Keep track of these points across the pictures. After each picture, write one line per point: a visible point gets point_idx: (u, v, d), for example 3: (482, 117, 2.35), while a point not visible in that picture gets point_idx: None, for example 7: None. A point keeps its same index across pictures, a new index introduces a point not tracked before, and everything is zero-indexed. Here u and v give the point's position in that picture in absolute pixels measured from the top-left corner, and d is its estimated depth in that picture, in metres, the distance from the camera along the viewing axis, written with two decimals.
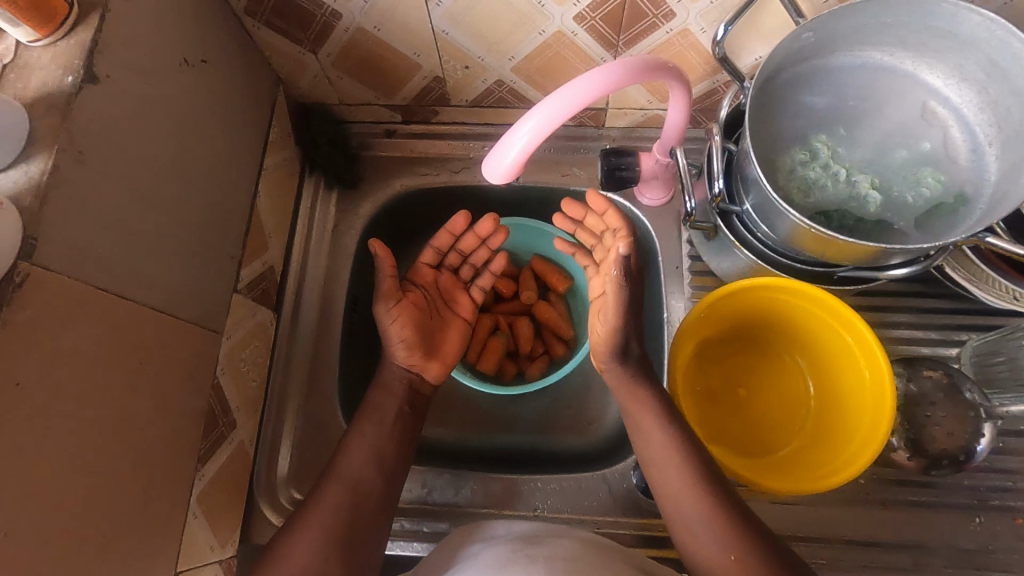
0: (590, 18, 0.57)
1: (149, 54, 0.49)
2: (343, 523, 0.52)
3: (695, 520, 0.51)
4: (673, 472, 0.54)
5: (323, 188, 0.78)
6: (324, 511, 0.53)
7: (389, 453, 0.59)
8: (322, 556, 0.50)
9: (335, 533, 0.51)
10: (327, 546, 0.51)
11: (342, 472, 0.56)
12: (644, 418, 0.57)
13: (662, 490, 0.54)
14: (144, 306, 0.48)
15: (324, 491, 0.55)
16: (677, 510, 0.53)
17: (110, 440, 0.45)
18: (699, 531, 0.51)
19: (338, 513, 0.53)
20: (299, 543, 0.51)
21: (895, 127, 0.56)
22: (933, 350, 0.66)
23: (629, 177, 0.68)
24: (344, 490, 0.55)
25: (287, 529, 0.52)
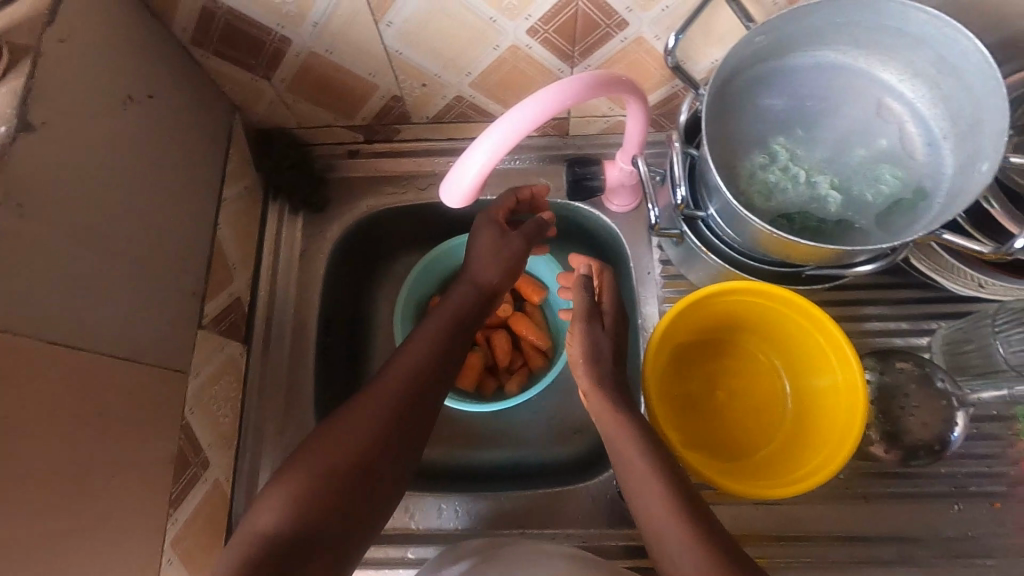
0: (543, 31, 0.56)
1: (90, 95, 0.47)
2: (374, 436, 0.51)
3: (676, 543, 0.48)
4: (654, 498, 0.51)
5: (288, 214, 0.76)
6: (365, 421, 0.52)
7: (423, 379, 0.56)
8: (346, 467, 0.49)
9: (361, 448, 0.50)
10: (353, 458, 0.50)
11: (395, 381, 0.55)
12: (622, 438, 0.54)
13: (646, 514, 0.51)
14: (100, 354, 0.47)
15: (360, 404, 0.53)
16: (659, 536, 0.50)
17: (71, 496, 0.43)
18: (681, 557, 0.47)
19: (368, 427, 0.51)
20: (322, 449, 0.50)
21: (852, 126, 0.56)
22: (906, 341, 0.67)
23: (595, 187, 0.69)
24: (381, 403, 0.53)
25: (317, 436, 0.51)
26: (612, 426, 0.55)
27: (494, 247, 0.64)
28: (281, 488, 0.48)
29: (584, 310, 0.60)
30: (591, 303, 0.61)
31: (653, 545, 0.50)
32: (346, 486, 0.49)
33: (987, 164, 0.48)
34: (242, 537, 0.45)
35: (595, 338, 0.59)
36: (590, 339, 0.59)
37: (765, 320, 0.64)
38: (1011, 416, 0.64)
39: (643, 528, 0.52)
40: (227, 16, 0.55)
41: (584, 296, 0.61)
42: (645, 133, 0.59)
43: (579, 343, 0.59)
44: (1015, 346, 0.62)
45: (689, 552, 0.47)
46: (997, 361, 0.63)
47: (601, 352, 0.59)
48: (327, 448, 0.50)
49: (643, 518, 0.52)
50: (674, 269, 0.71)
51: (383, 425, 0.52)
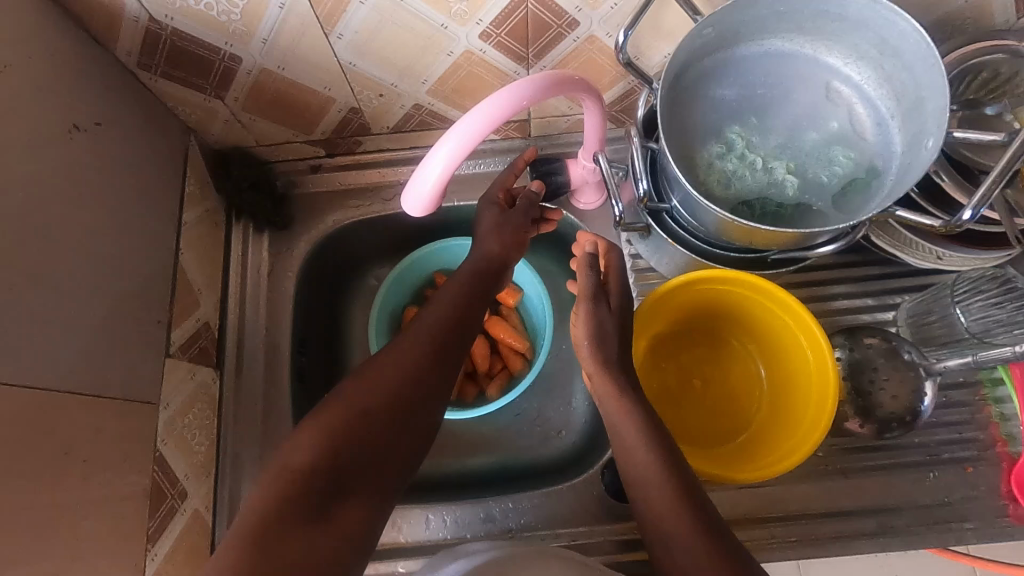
0: (496, 34, 0.56)
1: (33, 127, 0.46)
2: (408, 378, 0.49)
3: (675, 537, 0.48)
4: (658, 491, 0.50)
5: (253, 233, 0.75)
6: (399, 362, 0.50)
7: (452, 329, 0.53)
8: (379, 406, 0.47)
9: (395, 389, 0.48)
10: (387, 398, 0.47)
11: (426, 326, 0.53)
12: (625, 426, 0.53)
13: (647, 506, 0.51)
14: (63, 392, 0.45)
15: (394, 350, 0.51)
16: (660, 529, 0.49)
17: (43, 539, 0.42)
18: (679, 552, 0.47)
19: (400, 368, 0.49)
20: (355, 388, 0.48)
21: (804, 111, 0.57)
22: (873, 317, 0.68)
23: (561, 184, 0.68)
24: (414, 349, 0.51)
25: (352, 377, 0.49)
26: (619, 414, 0.54)
27: (493, 220, 0.61)
28: (314, 427, 0.45)
29: (590, 290, 0.58)
30: (597, 283, 0.59)
31: (653, 537, 0.50)
32: (381, 425, 0.47)
33: (933, 140, 0.49)
34: (275, 470, 0.43)
35: (602, 318, 0.57)
36: (596, 320, 0.57)
37: (735, 307, 0.65)
38: (977, 382, 0.66)
39: (643, 521, 0.51)
40: (173, 38, 0.54)
41: (590, 277, 0.58)
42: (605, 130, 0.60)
43: (585, 325, 0.57)
44: (976, 314, 0.64)
45: (688, 547, 0.47)
46: (960, 330, 0.65)
47: (607, 333, 0.56)
48: (359, 389, 0.48)
49: (642, 509, 0.51)
50: (644, 262, 0.71)
51: (417, 369, 0.50)
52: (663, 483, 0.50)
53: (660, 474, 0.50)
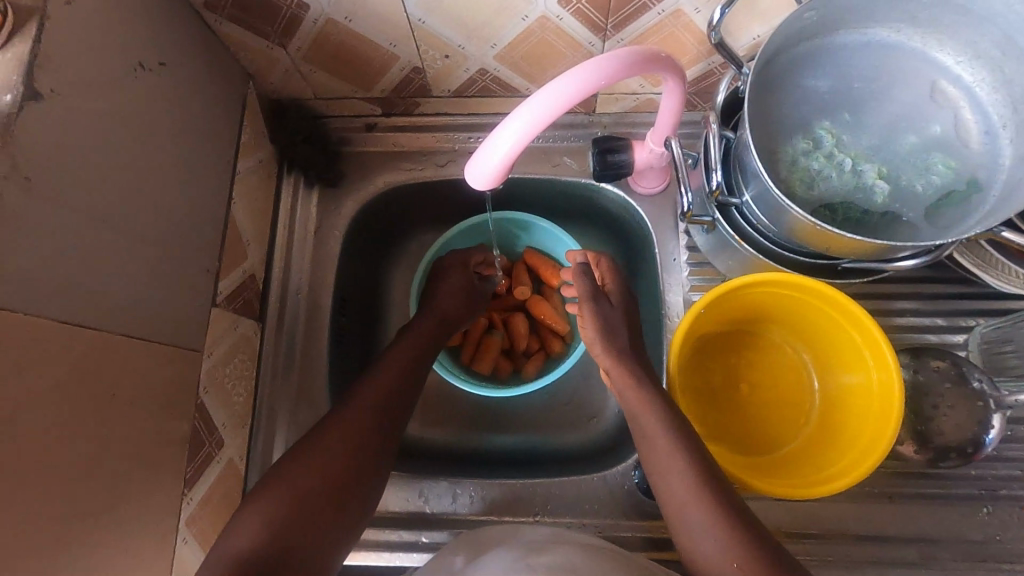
0: (576, 1, 0.53)
1: (99, 61, 0.45)
2: (364, 435, 0.53)
3: (698, 524, 0.47)
4: (678, 477, 0.50)
5: (303, 188, 0.74)
6: (338, 439, 0.52)
7: (399, 388, 0.58)
8: (348, 460, 0.51)
9: (355, 444, 0.52)
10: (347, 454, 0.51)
11: (362, 399, 0.56)
12: (646, 417, 0.53)
13: (667, 497, 0.50)
14: (115, 334, 0.45)
15: (350, 412, 0.54)
16: (681, 517, 0.49)
17: (87, 477, 0.43)
18: (702, 539, 0.47)
19: (362, 421, 0.54)
20: (295, 469, 0.49)
21: (903, 110, 0.52)
22: (941, 338, 0.64)
23: (621, 163, 0.64)
24: (373, 405, 0.55)
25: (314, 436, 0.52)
26: (635, 403, 0.54)
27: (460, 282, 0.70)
28: (283, 478, 0.49)
29: (590, 291, 0.57)
30: (593, 285, 0.58)
31: (675, 526, 0.49)
32: (340, 481, 0.50)
33: None
34: (245, 518, 0.46)
35: (612, 317, 0.57)
36: (602, 316, 0.57)
37: (793, 312, 0.62)
38: None
39: (663, 509, 0.51)
40: None
41: (586, 282, 0.58)
42: (682, 108, 0.55)
43: (592, 322, 0.57)
44: None
45: (711, 534, 0.46)
46: None
47: (614, 326, 0.57)
48: (305, 468, 0.49)
49: (663, 499, 0.51)
50: (701, 256, 0.68)
51: (351, 446, 0.52)
52: (682, 472, 0.50)
53: (677, 460, 0.50)
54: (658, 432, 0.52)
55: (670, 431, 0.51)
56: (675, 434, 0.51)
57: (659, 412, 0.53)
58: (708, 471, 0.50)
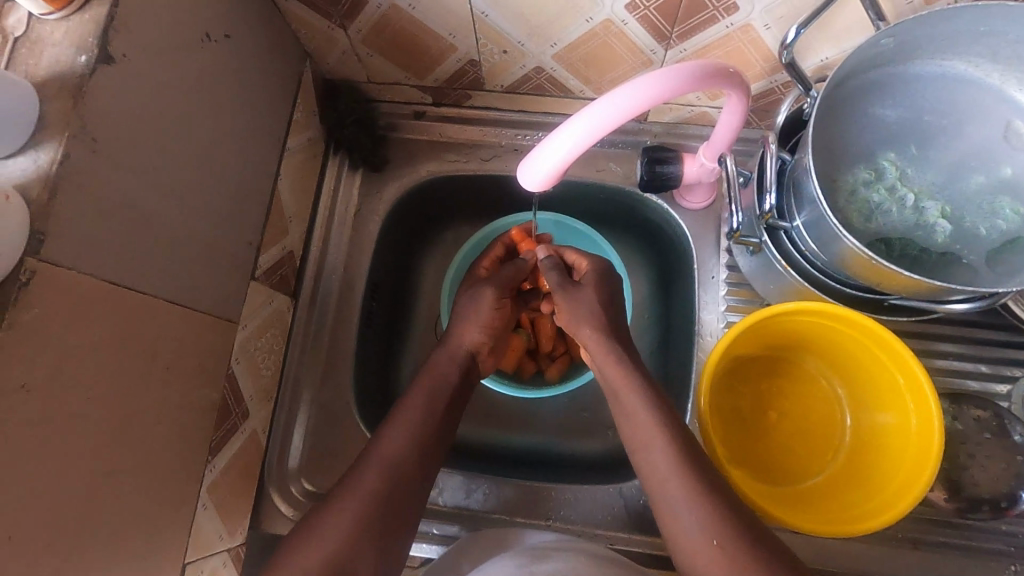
0: (644, 7, 0.52)
1: (170, 29, 0.45)
2: (417, 447, 0.53)
3: (678, 501, 0.49)
4: (660, 455, 0.51)
5: (347, 170, 0.74)
6: (419, 418, 0.55)
7: (441, 406, 0.57)
8: (402, 472, 0.51)
9: (404, 461, 0.52)
10: (401, 472, 0.51)
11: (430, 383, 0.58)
12: (625, 394, 0.55)
13: (650, 474, 0.51)
14: (159, 299, 0.46)
15: (391, 433, 0.54)
16: (663, 494, 0.50)
17: (120, 436, 0.43)
18: (683, 517, 0.48)
19: (414, 433, 0.54)
20: (388, 445, 0.53)
21: (974, 148, 0.51)
22: (983, 386, 0.62)
23: (672, 174, 0.63)
24: (421, 427, 0.55)
25: (363, 459, 0.52)
26: (616, 375, 0.56)
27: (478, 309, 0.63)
28: (340, 506, 0.49)
29: (558, 283, 0.61)
30: (562, 279, 0.62)
31: (658, 505, 0.50)
32: (402, 500, 0.50)
33: None
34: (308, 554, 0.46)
35: (580, 295, 0.59)
36: (577, 302, 0.59)
37: (835, 345, 0.60)
38: None
39: (648, 487, 0.52)
40: None
41: (552, 276, 0.62)
42: (744, 120, 0.54)
43: (567, 314, 0.60)
44: None
45: (692, 513, 0.47)
46: None
47: (586, 305, 0.59)
48: (392, 443, 0.53)
49: (648, 477, 0.52)
50: (739, 276, 0.67)
51: (432, 428, 0.55)
52: (663, 449, 0.51)
53: (657, 438, 0.52)
54: (641, 409, 0.53)
55: (652, 408, 0.53)
56: (657, 411, 0.53)
57: (642, 391, 0.54)
58: (690, 454, 0.51)
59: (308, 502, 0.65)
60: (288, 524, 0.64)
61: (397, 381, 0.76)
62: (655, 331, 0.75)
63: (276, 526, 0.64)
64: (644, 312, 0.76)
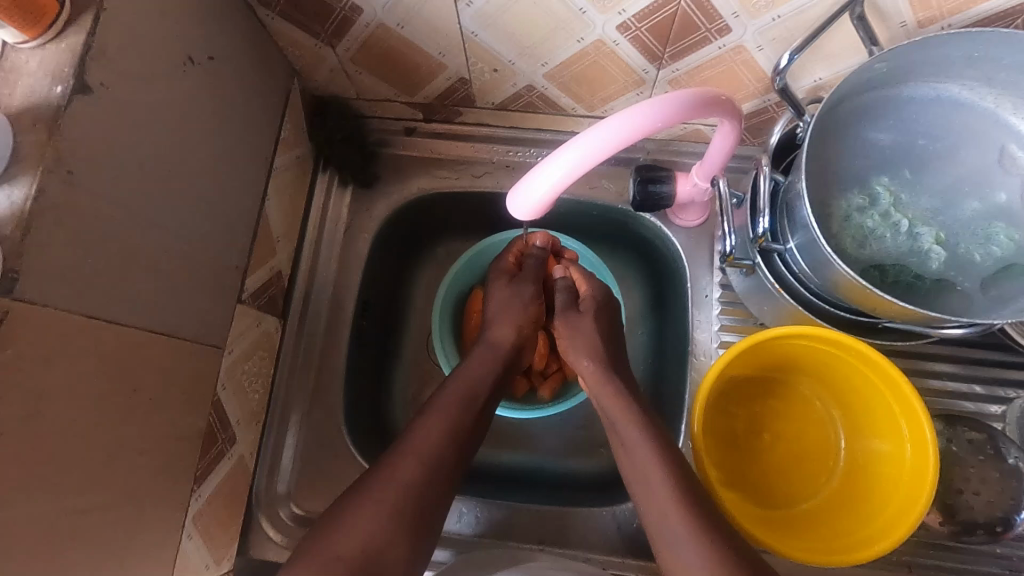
0: (635, 28, 0.51)
1: (151, 55, 0.44)
2: (445, 445, 0.55)
3: (677, 536, 0.49)
4: (659, 490, 0.51)
5: (337, 186, 0.73)
6: (448, 415, 0.57)
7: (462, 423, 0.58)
8: (412, 493, 0.51)
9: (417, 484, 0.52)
10: (413, 493, 0.52)
11: (459, 383, 0.60)
12: (627, 428, 0.56)
13: (649, 509, 0.52)
14: (141, 330, 0.45)
15: (400, 459, 0.53)
16: (660, 528, 0.50)
17: (101, 472, 0.42)
18: (681, 552, 0.48)
19: (430, 453, 0.54)
20: (416, 444, 0.55)
21: (969, 173, 0.50)
22: (977, 407, 0.61)
23: (663, 194, 0.62)
24: (434, 449, 0.55)
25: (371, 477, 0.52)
26: (618, 411, 0.57)
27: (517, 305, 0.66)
28: (342, 522, 0.49)
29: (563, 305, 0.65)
30: (569, 301, 0.66)
31: (655, 539, 0.50)
32: (415, 518, 0.51)
33: None
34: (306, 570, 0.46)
35: (579, 329, 0.63)
36: (579, 330, 0.63)
37: (829, 367, 0.60)
38: None
39: (644, 520, 0.52)
40: None
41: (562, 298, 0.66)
42: (738, 141, 0.53)
43: (568, 336, 0.63)
44: None
45: (691, 547, 0.48)
46: None
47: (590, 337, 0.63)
48: (423, 440, 0.55)
49: (645, 512, 0.52)
50: (733, 295, 0.66)
51: (460, 424, 0.57)
52: (661, 482, 0.52)
53: (660, 472, 0.52)
54: (640, 445, 0.54)
55: (653, 445, 0.54)
56: (657, 447, 0.54)
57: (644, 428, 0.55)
58: (691, 493, 0.51)
59: (296, 527, 0.64)
60: (278, 549, 0.63)
61: (387, 399, 0.75)
62: (648, 349, 0.74)
63: (265, 551, 0.63)
64: (638, 329, 0.76)
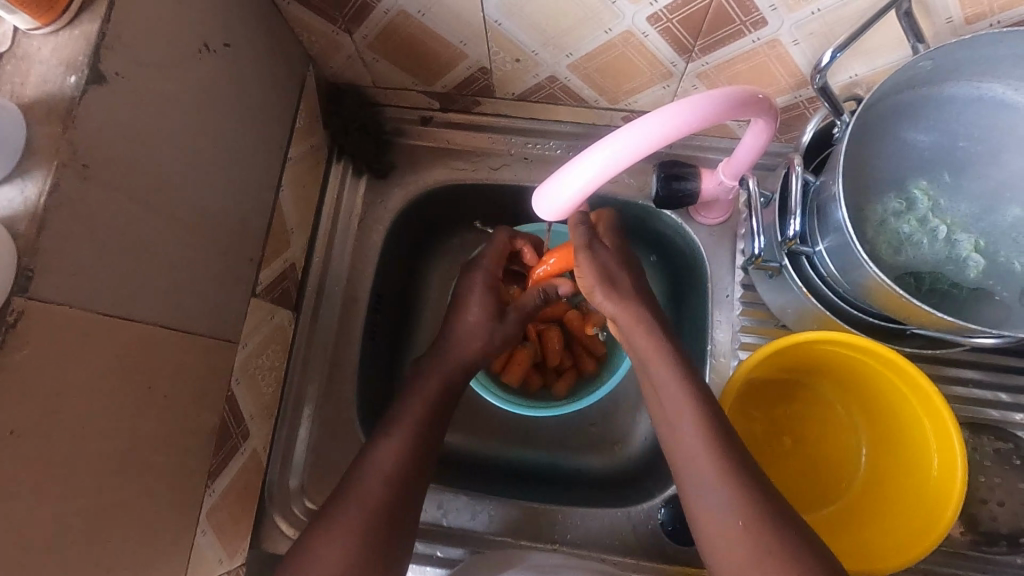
0: (667, 19, 0.49)
1: (166, 43, 0.43)
2: (390, 478, 0.53)
3: (704, 482, 0.49)
4: (688, 435, 0.51)
5: (351, 176, 0.72)
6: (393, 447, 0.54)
7: None
8: (385, 507, 0.52)
9: (384, 500, 0.52)
10: (381, 509, 0.51)
11: (414, 408, 0.58)
12: (659, 370, 0.53)
13: (674, 447, 0.52)
14: (157, 327, 0.44)
15: (364, 481, 0.52)
16: (689, 476, 0.50)
17: (116, 471, 0.42)
18: (707, 493, 0.49)
19: (391, 470, 0.53)
20: (365, 486, 0.52)
21: (1011, 177, 0.48)
22: (1002, 415, 0.60)
23: (688, 191, 0.61)
24: (392, 464, 0.53)
25: (338, 498, 0.52)
26: (647, 348, 0.54)
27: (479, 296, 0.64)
28: None
29: (584, 240, 0.55)
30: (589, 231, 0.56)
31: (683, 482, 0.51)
32: (381, 538, 0.51)
33: None
34: None
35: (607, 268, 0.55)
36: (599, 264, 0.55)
37: (853, 371, 0.58)
38: None
39: (670, 455, 0.52)
40: None
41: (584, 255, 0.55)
42: (771, 138, 0.51)
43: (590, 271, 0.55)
44: None
45: (721, 492, 0.48)
46: None
47: (613, 274, 0.55)
48: (373, 483, 0.52)
49: (673, 454, 0.52)
50: (754, 295, 0.65)
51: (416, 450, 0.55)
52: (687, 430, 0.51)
53: (686, 417, 0.51)
54: (677, 387, 0.52)
55: (680, 389, 0.52)
56: (693, 388, 0.52)
57: (674, 366, 0.53)
58: (708, 458, 0.49)
59: (310, 521, 0.64)
60: (291, 544, 0.63)
61: (400, 394, 0.74)
62: None
63: (277, 545, 0.63)
64: None
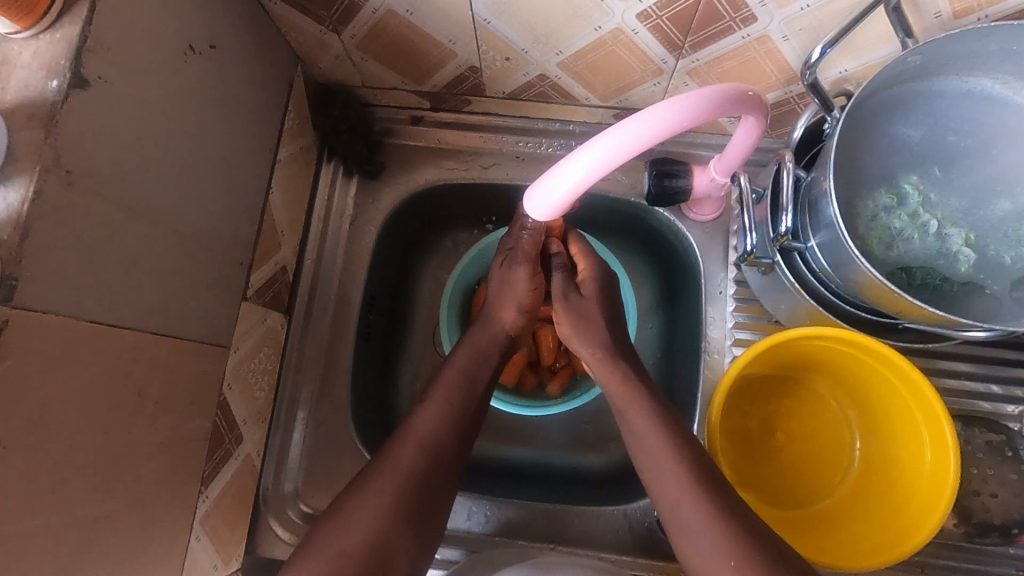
0: (656, 17, 0.48)
1: (149, 45, 0.42)
2: (432, 451, 0.52)
3: (693, 524, 0.48)
4: (670, 476, 0.50)
5: (342, 176, 0.71)
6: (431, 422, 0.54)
7: None
8: (413, 492, 0.50)
9: (419, 471, 0.51)
10: (417, 477, 0.51)
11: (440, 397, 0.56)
12: (636, 416, 0.54)
13: (659, 492, 0.51)
14: (146, 333, 0.43)
15: (402, 451, 0.52)
16: (676, 515, 0.50)
17: (107, 480, 0.41)
18: (697, 536, 0.48)
19: (430, 439, 0.53)
20: (402, 455, 0.52)
21: (1000, 171, 0.49)
22: (994, 407, 0.60)
23: (680, 188, 0.61)
24: (433, 436, 0.53)
25: (373, 468, 0.52)
26: (621, 396, 0.56)
27: (515, 291, 0.61)
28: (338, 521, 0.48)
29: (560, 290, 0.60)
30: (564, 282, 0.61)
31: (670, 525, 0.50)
32: (417, 508, 0.50)
33: None
34: None
35: (585, 312, 0.59)
36: (576, 314, 0.59)
37: (846, 366, 0.59)
38: None
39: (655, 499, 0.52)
40: None
41: (558, 283, 0.61)
42: (763, 132, 0.51)
43: (568, 322, 0.60)
44: None
45: (707, 534, 0.47)
46: None
47: (591, 319, 0.59)
48: (409, 452, 0.52)
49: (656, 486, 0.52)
50: (747, 291, 0.65)
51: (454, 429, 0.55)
52: (658, 434, 0.52)
53: (667, 458, 0.51)
54: (649, 429, 0.53)
55: (659, 429, 0.52)
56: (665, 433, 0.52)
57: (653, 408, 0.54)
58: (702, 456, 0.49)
59: (305, 525, 0.63)
60: (286, 549, 0.63)
61: (394, 395, 0.74)
62: (657, 343, 0.73)
63: (272, 549, 0.63)
64: (648, 322, 0.74)
